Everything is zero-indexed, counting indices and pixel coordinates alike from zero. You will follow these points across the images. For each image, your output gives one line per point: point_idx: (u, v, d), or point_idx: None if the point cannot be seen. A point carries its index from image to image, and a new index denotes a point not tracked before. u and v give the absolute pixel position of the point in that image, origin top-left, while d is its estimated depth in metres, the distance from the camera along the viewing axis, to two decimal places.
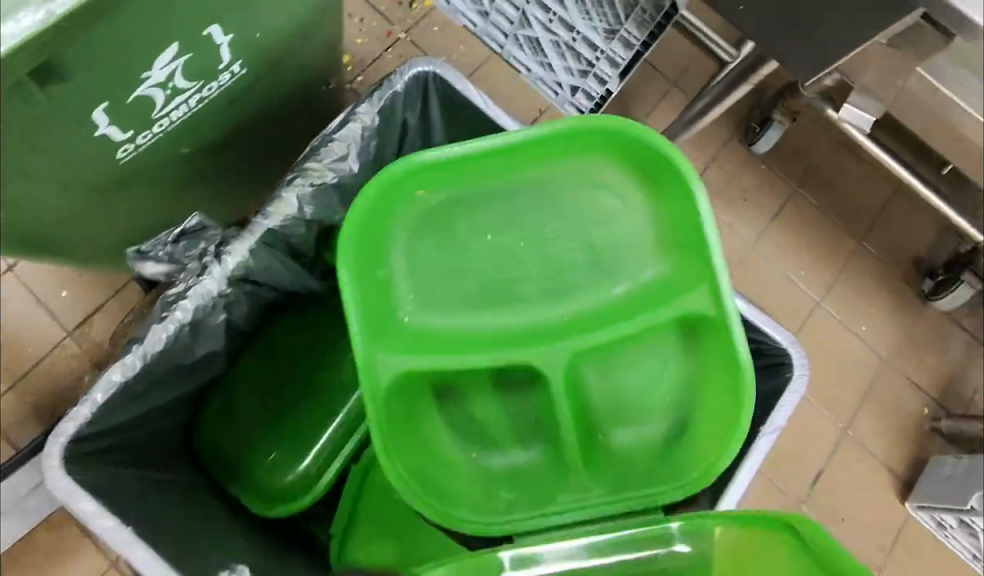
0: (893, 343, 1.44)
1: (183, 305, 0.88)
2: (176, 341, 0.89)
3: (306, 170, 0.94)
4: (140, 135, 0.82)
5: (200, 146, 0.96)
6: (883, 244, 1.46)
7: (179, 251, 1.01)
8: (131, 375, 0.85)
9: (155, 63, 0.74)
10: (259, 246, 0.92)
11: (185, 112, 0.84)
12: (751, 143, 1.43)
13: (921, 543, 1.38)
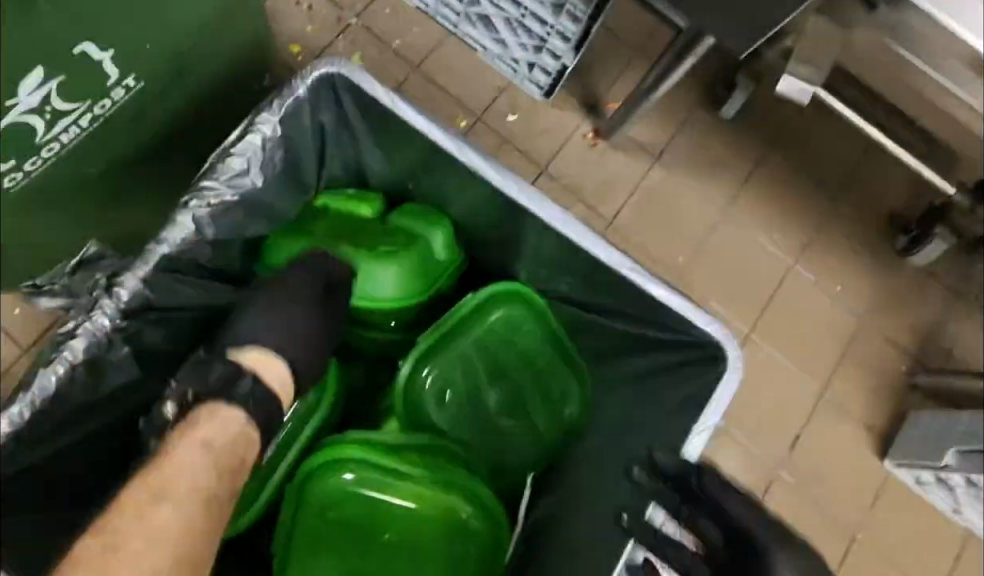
0: (869, 299, 1.40)
1: (73, 345, 0.70)
2: (73, 388, 0.71)
3: (201, 189, 0.74)
4: (27, 162, 0.66)
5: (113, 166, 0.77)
6: (854, 202, 1.44)
7: (77, 286, 0.84)
8: (22, 427, 0.68)
9: (20, 88, 0.60)
10: (157, 275, 0.73)
11: (75, 134, 0.68)
12: (719, 109, 1.42)
13: (904, 500, 1.31)
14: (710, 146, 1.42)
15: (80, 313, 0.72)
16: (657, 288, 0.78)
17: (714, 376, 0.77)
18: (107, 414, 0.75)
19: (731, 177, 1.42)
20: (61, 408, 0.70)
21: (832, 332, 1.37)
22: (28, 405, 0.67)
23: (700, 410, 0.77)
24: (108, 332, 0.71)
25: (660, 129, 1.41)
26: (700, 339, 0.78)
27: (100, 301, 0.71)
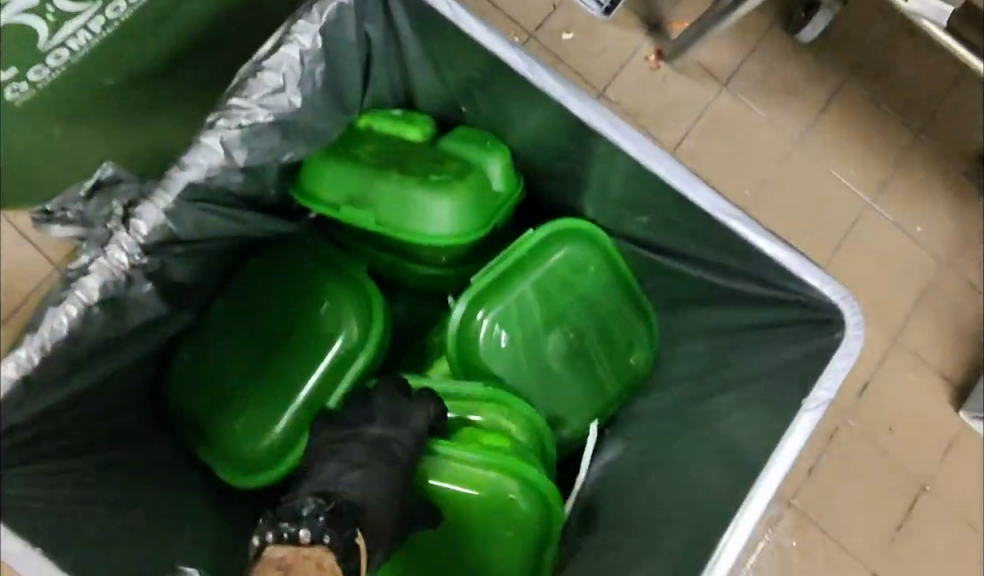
0: (951, 243, 1.30)
1: (85, 283, 0.61)
2: (88, 328, 0.62)
3: (229, 108, 0.65)
4: (33, 69, 0.62)
5: (132, 76, 0.70)
6: (942, 137, 1.32)
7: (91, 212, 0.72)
8: (32, 372, 0.57)
9: None
10: (183, 205, 0.65)
11: (84, 41, 0.63)
12: (795, 32, 1.29)
13: (976, 455, 1.24)
14: (785, 72, 1.30)
15: (93, 248, 0.64)
16: (766, 241, 0.68)
17: (831, 342, 0.68)
18: (123, 350, 0.69)
19: (806, 105, 1.30)
20: (78, 351, 0.62)
21: (909, 274, 1.27)
22: (38, 348, 0.58)
23: (812, 382, 0.68)
24: (127, 269, 0.63)
25: (730, 50, 1.29)
26: (813, 298, 0.68)
27: (116, 235, 0.63)
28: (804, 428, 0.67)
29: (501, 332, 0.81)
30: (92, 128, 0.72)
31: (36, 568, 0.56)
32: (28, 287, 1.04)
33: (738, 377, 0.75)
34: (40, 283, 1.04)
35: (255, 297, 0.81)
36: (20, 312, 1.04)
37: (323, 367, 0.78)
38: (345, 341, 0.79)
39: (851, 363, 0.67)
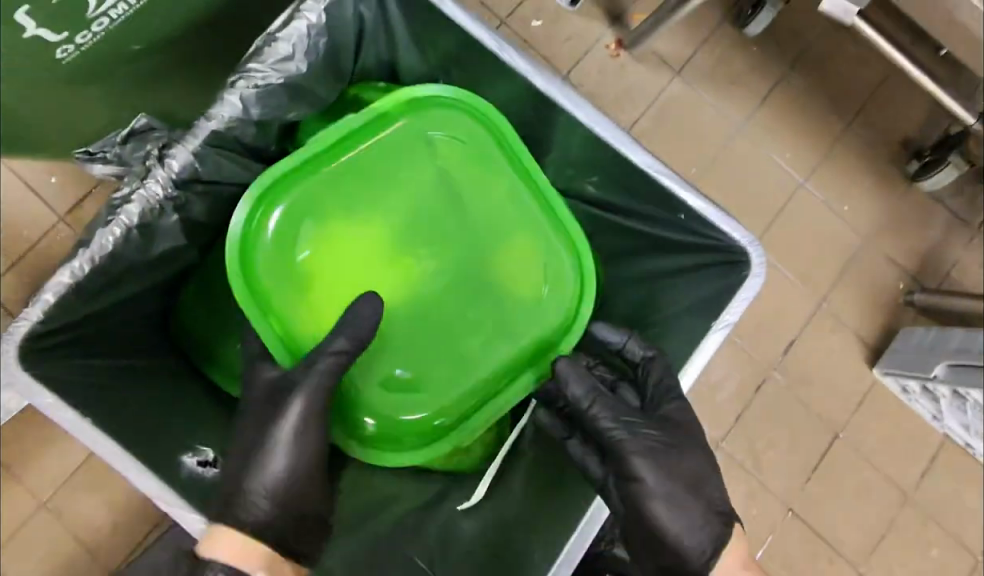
0: (873, 221, 1.44)
1: (129, 209, 0.74)
2: (130, 248, 0.75)
3: (247, 71, 0.76)
4: (79, 35, 0.69)
5: (158, 43, 0.80)
6: (873, 126, 1.46)
7: (128, 155, 0.87)
8: (83, 279, 0.72)
9: None
10: (209, 150, 0.76)
11: (124, 10, 0.71)
12: (743, 28, 1.41)
13: (888, 407, 1.39)
14: (732, 63, 1.43)
15: (133, 180, 0.76)
16: (696, 199, 0.83)
17: (738, 278, 0.86)
18: (148, 275, 0.80)
19: (749, 94, 1.43)
20: (116, 267, 0.75)
21: (835, 248, 1.41)
22: (89, 260, 0.72)
23: (723, 307, 0.86)
24: (161, 200, 0.75)
25: (683, 42, 1.41)
26: (727, 245, 0.85)
27: (153, 171, 0.75)
28: (713, 344, 0.85)
29: None
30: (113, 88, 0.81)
31: (85, 432, 0.72)
32: (41, 229, 1.17)
33: (665, 314, 0.91)
34: (48, 229, 1.17)
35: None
36: (29, 255, 1.17)
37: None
38: None
39: (753, 293, 0.86)
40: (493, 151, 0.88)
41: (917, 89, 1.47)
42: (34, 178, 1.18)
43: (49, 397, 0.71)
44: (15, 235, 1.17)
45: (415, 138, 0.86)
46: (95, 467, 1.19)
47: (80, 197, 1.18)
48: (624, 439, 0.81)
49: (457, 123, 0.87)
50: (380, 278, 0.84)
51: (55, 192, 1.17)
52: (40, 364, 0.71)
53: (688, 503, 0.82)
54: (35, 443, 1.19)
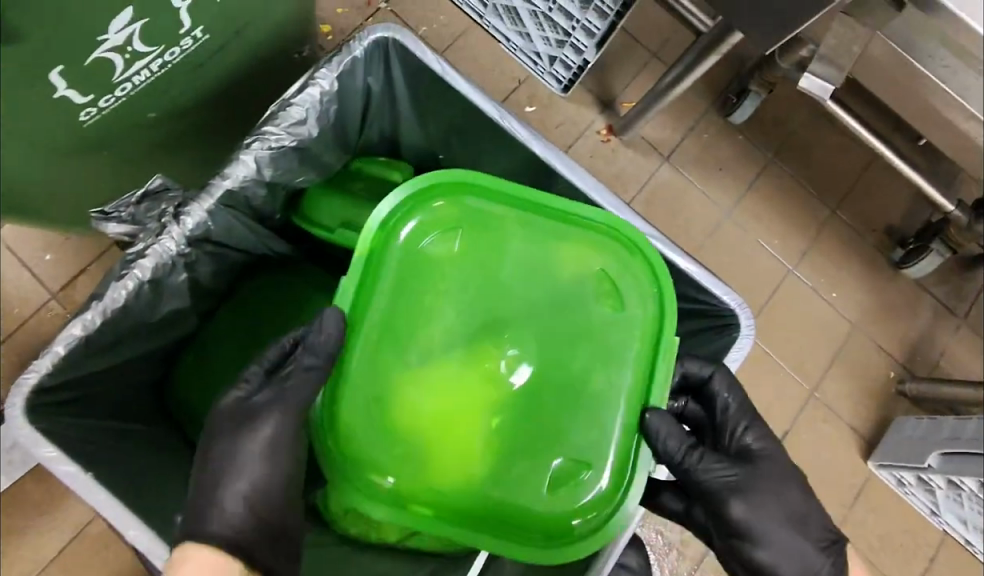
0: (862, 309, 1.45)
1: (143, 263, 0.72)
2: (139, 304, 0.73)
3: (263, 133, 0.76)
4: (102, 99, 0.69)
5: (173, 112, 0.81)
6: (857, 213, 1.49)
7: (142, 214, 0.86)
8: (93, 332, 0.70)
9: (111, 26, 0.61)
10: (220, 209, 0.75)
11: (147, 76, 0.71)
12: (728, 115, 1.45)
13: (884, 501, 1.37)
14: (719, 151, 1.47)
15: (147, 236, 0.74)
16: (680, 258, 0.86)
17: (729, 339, 0.88)
18: (148, 337, 0.79)
19: (736, 182, 1.46)
20: (124, 322, 0.73)
21: (825, 336, 1.42)
22: (101, 313, 0.70)
23: None
24: (174, 256, 0.74)
25: (671, 129, 1.45)
26: (718, 309, 0.88)
27: (168, 227, 0.73)
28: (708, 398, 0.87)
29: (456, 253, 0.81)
30: (123, 158, 0.81)
31: (88, 488, 0.68)
32: (32, 306, 1.16)
33: None
34: (39, 306, 1.16)
35: (256, 306, 0.89)
36: (18, 334, 1.15)
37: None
38: None
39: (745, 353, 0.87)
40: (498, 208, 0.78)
41: (898, 178, 1.51)
42: (28, 254, 1.17)
43: (54, 449, 0.68)
44: (5, 310, 1.15)
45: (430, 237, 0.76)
46: (71, 558, 1.14)
47: (72, 274, 1.17)
48: (712, 483, 0.76)
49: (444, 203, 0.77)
50: (467, 404, 0.73)
51: (49, 268, 1.17)
52: (45, 420, 0.69)
53: (795, 541, 0.77)
54: (8, 534, 1.13)
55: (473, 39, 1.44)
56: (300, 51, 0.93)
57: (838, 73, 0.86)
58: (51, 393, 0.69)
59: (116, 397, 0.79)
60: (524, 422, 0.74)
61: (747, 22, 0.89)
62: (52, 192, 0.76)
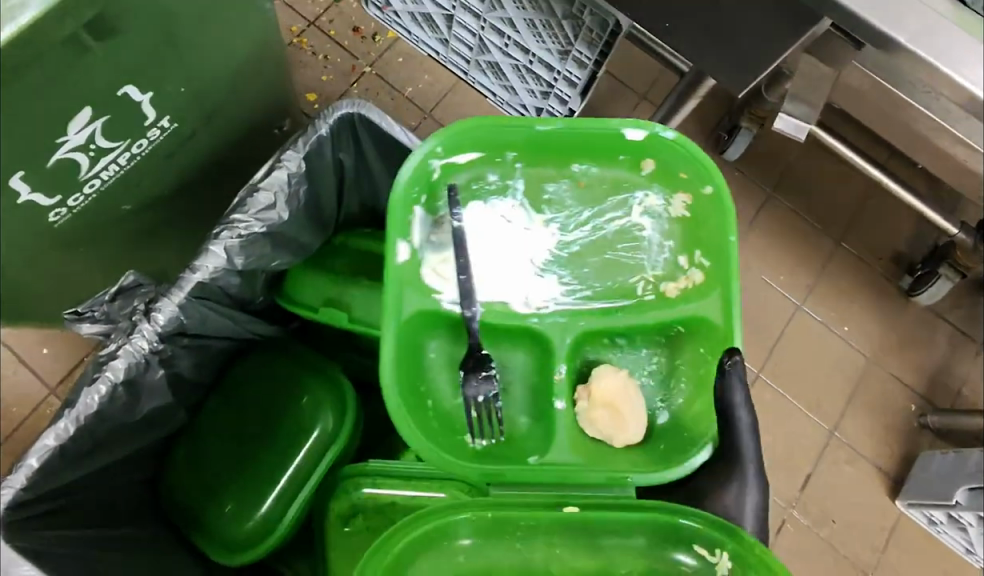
0: (875, 341, 1.41)
1: (115, 364, 0.71)
2: (114, 407, 0.72)
3: (233, 222, 0.75)
4: (72, 197, 0.67)
5: (150, 202, 0.79)
6: (860, 242, 1.46)
7: (117, 312, 0.81)
8: (67, 440, 0.68)
9: (70, 127, 0.60)
10: (191, 302, 0.74)
11: (116, 171, 0.69)
12: (722, 152, 1.44)
13: (917, 540, 1.31)
14: None
15: (119, 336, 0.73)
16: None
17: None
18: (135, 437, 0.78)
19: (737, 218, 1.44)
20: (100, 426, 0.71)
21: (839, 371, 1.39)
22: (74, 420, 0.68)
23: None
24: (147, 354, 0.73)
25: None
26: None
27: (139, 325, 0.73)
28: None
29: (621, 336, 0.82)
30: (101, 256, 0.79)
31: None
32: (32, 403, 1.13)
33: None
34: (39, 402, 1.13)
35: (241, 393, 0.91)
36: (19, 433, 1.11)
37: (299, 458, 0.89)
38: (321, 431, 0.90)
39: None
40: (692, 257, 0.80)
41: (898, 204, 1.48)
42: (27, 349, 1.14)
43: (33, 568, 0.62)
44: (4, 410, 1.12)
45: (635, 217, 0.80)
46: None
47: (72, 367, 1.14)
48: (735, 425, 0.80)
49: (687, 204, 0.79)
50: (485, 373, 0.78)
51: (47, 363, 1.14)
52: (24, 537, 0.63)
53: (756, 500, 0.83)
54: None
55: (459, 96, 1.44)
56: (280, 126, 0.92)
57: (812, 108, 0.84)
58: (30, 508, 0.65)
59: (107, 502, 0.77)
60: (553, 418, 0.80)
61: (720, 64, 0.88)
62: (32, 294, 0.75)
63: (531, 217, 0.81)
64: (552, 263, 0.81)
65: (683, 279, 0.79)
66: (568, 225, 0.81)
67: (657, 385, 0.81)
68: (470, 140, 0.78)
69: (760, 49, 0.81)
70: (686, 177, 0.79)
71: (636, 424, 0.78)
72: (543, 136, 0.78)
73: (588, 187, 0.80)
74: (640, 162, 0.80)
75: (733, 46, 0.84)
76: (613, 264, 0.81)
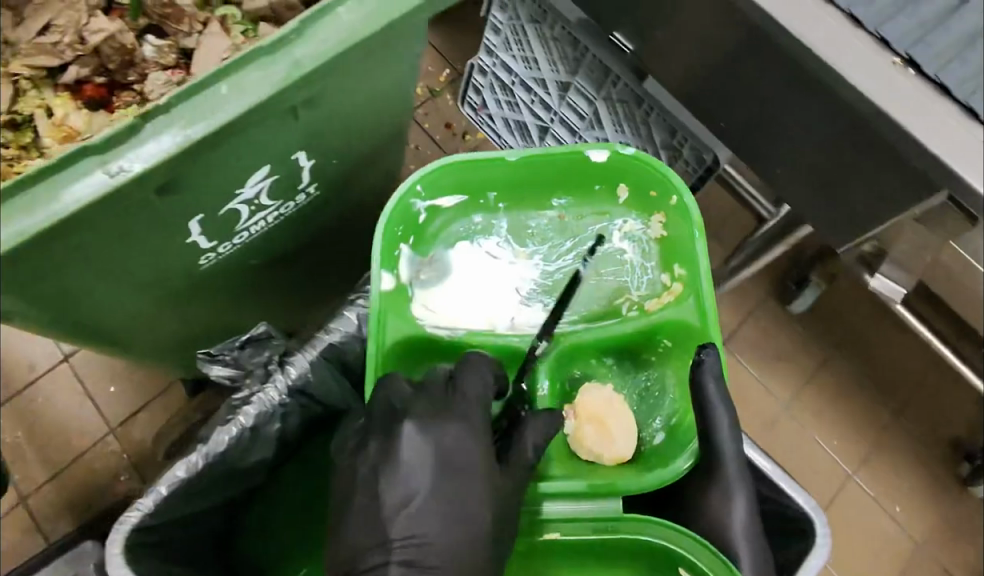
0: (926, 525, 1.37)
1: (247, 410, 0.75)
2: (239, 451, 0.76)
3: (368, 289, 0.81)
4: (222, 245, 0.70)
5: (269, 258, 0.81)
6: (919, 420, 1.43)
7: (246, 359, 0.82)
8: (195, 474, 0.72)
9: (248, 182, 0.63)
10: (321, 362, 0.78)
11: (264, 226, 0.72)
12: (788, 303, 1.44)
13: None
14: (780, 340, 1.45)
15: (255, 382, 0.78)
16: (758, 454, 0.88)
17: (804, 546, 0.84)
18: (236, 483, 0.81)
19: (796, 373, 1.44)
20: (218, 469, 0.75)
21: (887, 552, 1.35)
22: (204, 456, 0.73)
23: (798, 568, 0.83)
24: (275, 406, 0.77)
25: (729, 314, 1.45)
26: (796, 512, 0.86)
27: (274, 375, 0.77)
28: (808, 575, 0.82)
29: (592, 228, 0.85)
30: (209, 300, 0.80)
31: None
32: (89, 439, 1.09)
33: None
34: (96, 440, 1.09)
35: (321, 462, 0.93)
36: (72, 467, 1.08)
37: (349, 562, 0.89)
38: None
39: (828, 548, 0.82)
40: (671, 272, 0.83)
41: (963, 386, 1.46)
42: (94, 386, 1.12)
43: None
44: (63, 442, 1.09)
45: (616, 242, 0.85)
46: None
47: (134, 408, 1.11)
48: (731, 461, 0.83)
49: (663, 222, 0.83)
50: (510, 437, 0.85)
51: (112, 402, 1.11)
52: (137, 558, 0.71)
53: None
54: None
55: None
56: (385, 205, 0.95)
57: None
58: (151, 531, 0.73)
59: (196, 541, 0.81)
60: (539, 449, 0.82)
61: (827, 218, 0.90)
62: (140, 324, 0.76)
63: (514, 255, 0.85)
64: (535, 292, 0.84)
65: (666, 296, 0.82)
66: (551, 256, 0.85)
67: (649, 407, 0.84)
68: (453, 180, 0.82)
69: (871, 213, 0.83)
70: (655, 194, 0.83)
71: (623, 439, 0.79)
72: (514, 177, 0.83)
73: (568, 220, 0.85)
74: (617, 188, 0.84)
75: (845, 208, 0.86)
76: (599, 288, 0.84)
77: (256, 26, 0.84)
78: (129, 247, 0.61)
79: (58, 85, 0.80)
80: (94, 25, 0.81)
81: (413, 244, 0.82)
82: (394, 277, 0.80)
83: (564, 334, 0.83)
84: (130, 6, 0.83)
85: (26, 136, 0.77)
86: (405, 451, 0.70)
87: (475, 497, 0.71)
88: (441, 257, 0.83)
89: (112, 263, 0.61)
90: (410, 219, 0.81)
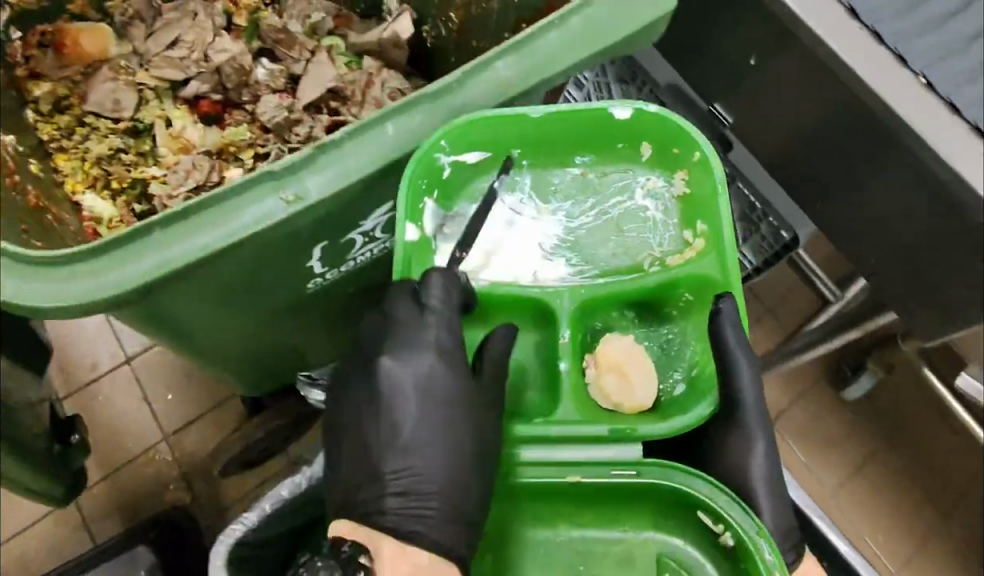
0: None
1: None
2: None
3: None
4: (330, 271, 0.74)
5: (359, 283, 0.81)
6: (967, 527, 1.39)
7: None
8: (297, 494, 0.76)
9: (372, 215, 0.68)
10: None
11: (369, 258, 0.76)
12: (842, 390, 1.41)
13: None
14: (829, 427, 1.42)
15: None
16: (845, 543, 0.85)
17: None
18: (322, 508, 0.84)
19: (848, 463, 1.40)
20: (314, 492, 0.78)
21: None
22: (307, 477, 0.76)
23: None
24: None
25: (779, 394, 1.42)
26: None
27: None
28: None
29: (625, 191, 0.69)
30: (297, 318, 0.81)
31: None
32: (141, 445, 1.07)
33: None
34: (148, 447, 1.07)
35: None
36: (123, 471, 1.06)
37: None
38: None
39: None
40: (695, 229, 0.68)
41: None
42: (151, 391, 1.11)
43: None
44: (116, 444, 1.08)
45: (637, 199, 0.69)
46: None
47: (189, 418, 1.09)
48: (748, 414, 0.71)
49: (688, 180, 0.68)
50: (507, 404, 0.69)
51: (168, 410, 1.10)
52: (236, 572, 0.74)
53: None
54: None
55: None
56: None
57: None
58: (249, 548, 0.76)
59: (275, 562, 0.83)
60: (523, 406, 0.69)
61: None
62: (230, 335, 0.77)
63: (535, 207, 0.69)
64: (560, 248, 0.69)
65: (693, 250, 0.67)
66: (574, 213, 0.69)
67: (665, 355, 0.68)
68: (470, 127, 0.64)
69: None
70: (678, 149, 0.68)
71: (647, 389, 0.64)
72: (535, 127, 0.66)
73: (588, 182, 0.70)
74: (638, 143, 0.69)
75: None
76: (623, 251, 0.69)
77: (360, 59, 0.89)
78: (248, 262, 0.63)
79: (178, 98, 0.83)
80: (217, 44, 0.84)
81: (437, 199, 0.67)
82: (417, 229, 0.66)
83: (578, 288, 0.67)
84: (249, 27, 0.87)
85: (144, 143, 0.81)
86: (382, 384, 0.65)
87: (460, 424, 0.64)
88: (461, 213, 0.68)
89: (230, 278, 0.64)
90: (434, 173, 0.64)
